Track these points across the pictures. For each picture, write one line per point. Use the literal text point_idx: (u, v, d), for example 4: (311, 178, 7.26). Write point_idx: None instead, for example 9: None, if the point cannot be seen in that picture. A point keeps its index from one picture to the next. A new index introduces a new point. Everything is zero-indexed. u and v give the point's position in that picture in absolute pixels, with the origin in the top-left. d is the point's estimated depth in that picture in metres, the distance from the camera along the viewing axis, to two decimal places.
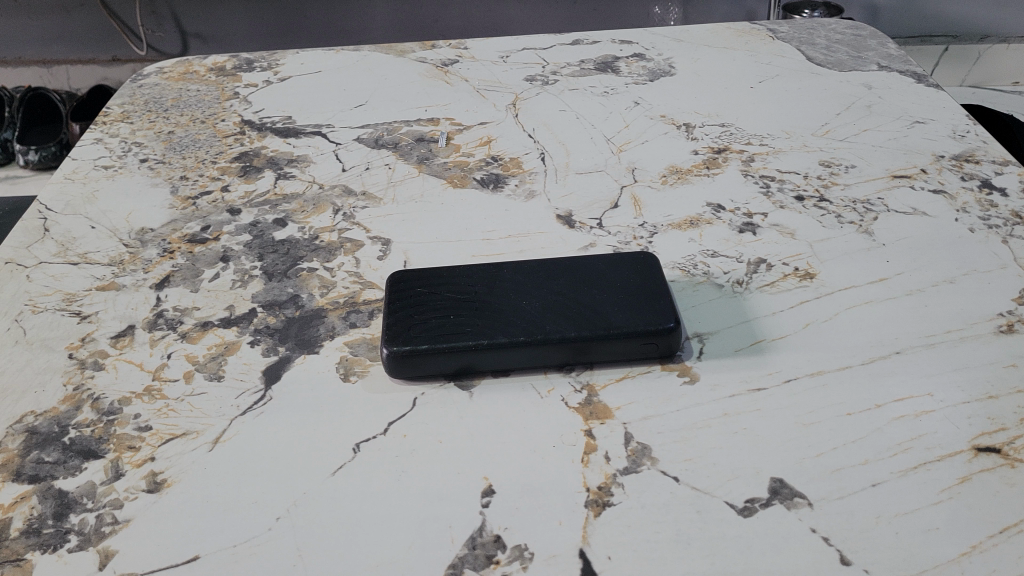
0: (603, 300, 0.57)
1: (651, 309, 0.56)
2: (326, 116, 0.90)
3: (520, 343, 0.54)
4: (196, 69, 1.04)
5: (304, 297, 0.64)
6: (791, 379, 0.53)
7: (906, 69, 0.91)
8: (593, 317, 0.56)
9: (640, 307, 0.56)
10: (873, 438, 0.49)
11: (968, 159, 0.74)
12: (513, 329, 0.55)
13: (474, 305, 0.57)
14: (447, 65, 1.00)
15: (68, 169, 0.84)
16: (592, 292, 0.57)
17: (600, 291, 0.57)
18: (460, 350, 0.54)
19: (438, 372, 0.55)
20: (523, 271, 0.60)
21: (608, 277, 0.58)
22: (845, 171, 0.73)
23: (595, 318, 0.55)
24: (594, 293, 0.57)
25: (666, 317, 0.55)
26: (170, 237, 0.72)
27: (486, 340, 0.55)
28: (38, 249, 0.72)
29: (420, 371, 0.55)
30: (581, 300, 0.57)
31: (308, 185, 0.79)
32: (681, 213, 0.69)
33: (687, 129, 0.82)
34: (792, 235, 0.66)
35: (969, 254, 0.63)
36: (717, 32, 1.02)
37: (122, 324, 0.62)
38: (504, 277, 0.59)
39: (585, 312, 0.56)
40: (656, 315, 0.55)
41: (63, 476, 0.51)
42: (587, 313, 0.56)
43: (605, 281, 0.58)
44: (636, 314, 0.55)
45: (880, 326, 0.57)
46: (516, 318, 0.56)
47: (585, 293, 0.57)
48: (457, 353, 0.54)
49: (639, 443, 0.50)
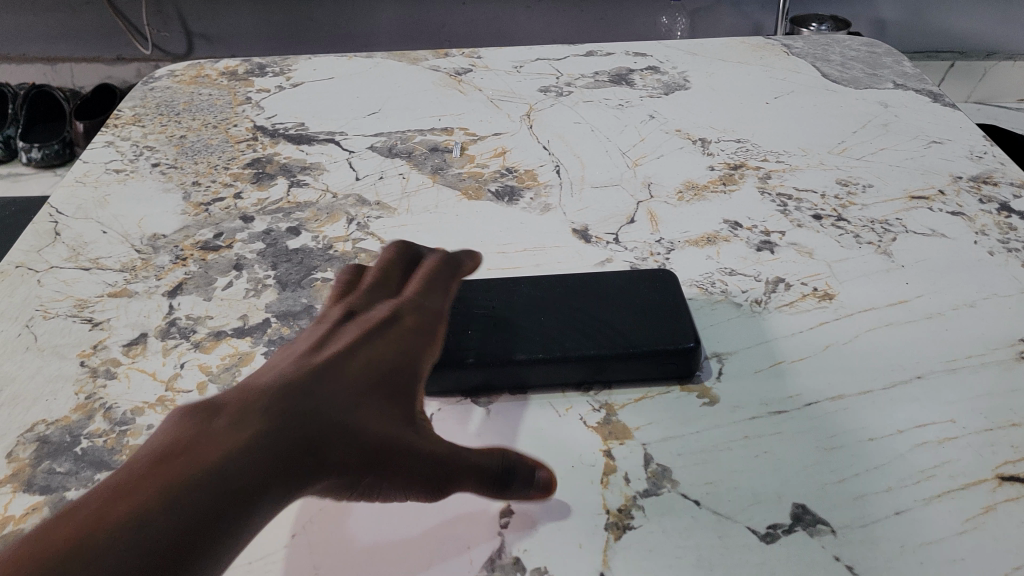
0: (624, 319, 0.56)
1: (671, 329, 0.55)
2: (338, 123, 0.90)
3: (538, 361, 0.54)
4: (208, 73, 1.04)
5: (318, 308, 0.64)
6: (811, 403, 0.53)
7: (922, 88, 0.91)
8: (612, 335, 0.55)
9: (659, 327, 0.55)
10: (896, 465, 0.49)
11: (986, 181, 0.73)
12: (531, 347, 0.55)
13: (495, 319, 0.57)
14: (461, 73, 1.00)
15: (79, 172, 0.83)
16: (614, 310, 0.57)
17: (622, 309, 0.57)
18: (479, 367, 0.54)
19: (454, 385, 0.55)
20: (547, 287, 0.59)
21: (630, 296, 0.58)
22: (863, 190, 0.73)
23: (614, 336, 0.55)
24: (615, 311, 0.57)
25: (686, 336, 0.54)
26: (183, 243, 0.72)
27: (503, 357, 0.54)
28: (49, 253, 0.71)
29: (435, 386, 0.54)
30: (603, 317, 0.56)
31: (322, 194, 0.78)
32: (698, 230, 0.69)
33: (703, 144, 0.81)
34: (810, 254, 0.65)
35: (988, 278, 0.62)
36: (732, 46, 1.02)
37: (134, 332, 0.62)
38: (525, 293, 0.59)
39: (606, 330, 0.56)
40: (674, 333, 0.55)
41: (75, 487, 0.50)
42: (607, 332, 0.55)
43: (626, 299, 0.58)
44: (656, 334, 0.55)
45: (901, 349, 0.56)
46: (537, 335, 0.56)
47: (607, 310, 0.57)
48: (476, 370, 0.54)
49: (659, 464, 0.50)
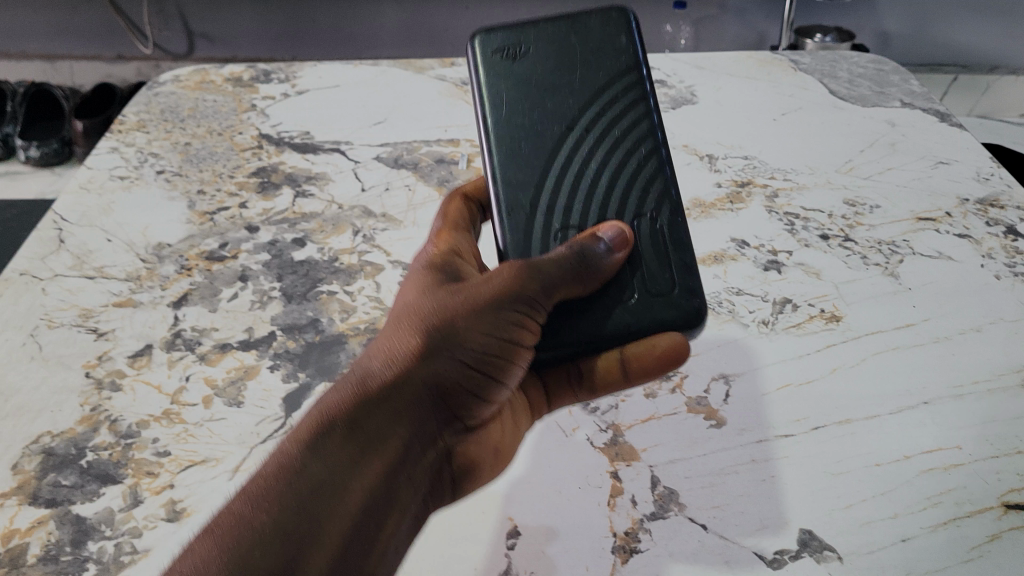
0: (561, 80, 0.55)
1: (604, 44, 0.56)
2: (344, 132, 0.90)
3: (664, 292, 0.51)
4: (213, 78, 1.03)
5: (324, 322, 0.64)
6: (819, 427, 0.53)
7: (929, 107, 0.91)
8: (601, 136, 0.55)
9: (596, 58, 0.56)
10: (903, 491, 0.49)
11: (993, 204, 0.74)
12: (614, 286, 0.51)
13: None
14: (468, 84, 0.99)
15: (84, 178, 0.83)
16: (584, 197, 0.54)
17: (560, 164, 0.54)
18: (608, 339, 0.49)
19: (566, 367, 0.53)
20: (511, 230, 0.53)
21: (507, 92, 0.55)
22: (870, 211, 0.73)
23: (605, 134, 0.55)
24: (587, 193, 0.54)
25: (635, 59, 0.56)
26: (188, 252, 0.72)
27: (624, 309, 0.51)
28: (54, 261, 0.71)
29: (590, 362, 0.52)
30: (570, 142, 0.54)
31: (327, 204, 0.78)
32: (705, 247, 0.69)
33: (710, 160, 0.81)
34: (817, 274, 0.65)
35: (995, 302, 0.62)
36: (740, 60, 1.02)
37: (139, 343, 0.62)
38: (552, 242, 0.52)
39: (589, 140, 0.54)
40: (628, 68, 0.56)
41: (80, 501, 0.51)
42: (594, 136, 0.54)
43: (537, 147, 0.54)
44: (607, 57, 0.56)
45: (909, 374, 0.56)
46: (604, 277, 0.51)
47: (564, 154, 0.54)
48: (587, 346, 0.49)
49: (666, 488, 0.50)
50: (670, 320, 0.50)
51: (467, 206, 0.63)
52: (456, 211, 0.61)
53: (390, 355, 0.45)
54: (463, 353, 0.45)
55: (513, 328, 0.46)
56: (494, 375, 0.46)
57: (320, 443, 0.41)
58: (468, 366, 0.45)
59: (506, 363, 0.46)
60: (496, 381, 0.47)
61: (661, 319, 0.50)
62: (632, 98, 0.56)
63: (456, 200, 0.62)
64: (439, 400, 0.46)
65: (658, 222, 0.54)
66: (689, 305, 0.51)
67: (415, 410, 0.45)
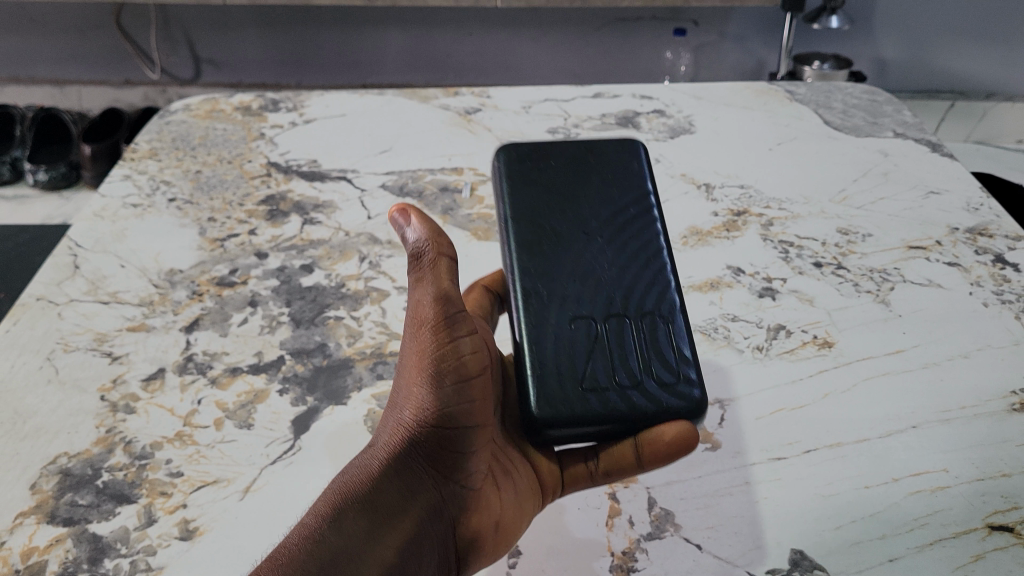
0: (576, 192, 0.56)
1: (620, 164, 0.57)
2: (351, 161, 0.92)
3: (668, 381, 0.49)
4: (223, 107, 1.06)
5: (331, 346, 0.66)
6: (811, 450, 0.54)
7: (922, 138, 0.93)
8: (612, 239, 0.54)
9: (611, 177, 0.57)
10: (891, 513, 0.50)
11: (982, 233, 0.76)
12: (621, 372, 0.49)
13: (536, 384, 0.48)
14: (471, 113, 1.02)
15: (97, 205, 0.85)
16: (594, 289, 0.52)
17: (573, 263, 0.53)
18: (616, 421, 0.48)
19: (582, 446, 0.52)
20: (525, 315, 0.51)
21: (524, 199, 0.55)
22: (862, 239, 0.75)
23: (616, 237, 0.54)
24: (597, 286, 0.52)
25: (646, 181, 0.57)
26: (199, 278, 0.74)
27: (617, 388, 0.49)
28: (69, 287, 0.73)
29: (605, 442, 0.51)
30: (584, 243, 0.53)
31: (334, 232, 0.80)
32: (702, 274, 0.70)
33: (707, 190, 0.83)
34: (810, 301, 0.67)
35: (983, 329, 0.64)
36: (737, 91, 1.04)
37: (152, 367, 0.64)
38: (554, 315, 0.51)
39: (601, 242, 0.54)
40: (641, 187, 0.57)
41: (97, 520, 0.53)
42: (605, 239, 0.54)
43: (552, 248, 0.53)
44: (621, 178, 0.57)
45: (898, 399, 0.58)
46: (612, 363, 0.49)
47: (578, 254, 0.53)
48: (597, 426, 0.48)
49: (663, 508, 0.51)
50: (674, 406, 0.48)
51: (490, 299, 0.60)
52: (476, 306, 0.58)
53: (384, 438, 0.46)
54: (427, 413, 0.45)
55: (458, 370, 0.45)
56: (463, 422, 0.45)
57: (336, 522, 0.43)
58: (437, 423, 0.45)
59: (468, 406, 0.45)
60: (471, 427, 0.46)
61: (664, 403, 0.48)
62: (642, 210, 0.56)
63: (476, 291, 0.59)
64: (433, 463, 0.46)
65: (664, 320, 0.51)
66: (692, 395, 0.49)
67: (414, 478, 0.46)
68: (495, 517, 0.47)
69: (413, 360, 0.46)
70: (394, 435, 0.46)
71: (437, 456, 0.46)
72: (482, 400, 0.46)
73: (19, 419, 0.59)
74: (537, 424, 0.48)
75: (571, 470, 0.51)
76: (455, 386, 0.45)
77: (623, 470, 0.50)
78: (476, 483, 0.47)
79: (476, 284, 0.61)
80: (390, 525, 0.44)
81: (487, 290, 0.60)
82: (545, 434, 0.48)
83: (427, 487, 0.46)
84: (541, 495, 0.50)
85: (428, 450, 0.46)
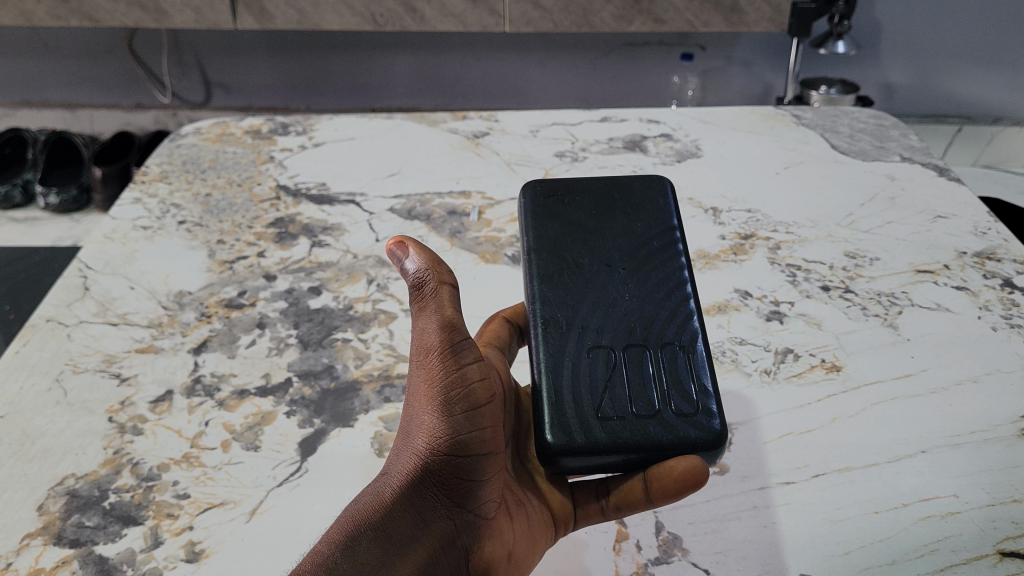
0: (600, 226, 0.55)
1: (646, 198, 0.57)
2: (359, 184, 0.93)
3: (686, 411, 0.48)
4: (233, 131, 1.06)
5: (339, 368, 0.66)
6: (819, 474, 0.54)
7: (928, 162, 0.93)
8: (634, 272, 0.54)
9: (637, 212, 0.57)
10: (901, 538, 0.50)
11: (990, 257, 0.76)
12: (639, 401, 0.48)
13: (552, 410, 0.48)
14: (479, 136, 1.02)
15: (107, 228, 0.86)
16: (615, 319, 0.51)
17: (594, 293, 0.52)
18: (633, 450, 0.47)
19: (594, 480, 0.51)
20: (545, 345, 0.50)
21: (549, 232, 0.55)
22: (870, 263, 0.75)
23: (638, 269, 0.54)
24: (618, 316, 0.51)
25: (671, 215, 0.57)
26: (208, 300, 0.74)
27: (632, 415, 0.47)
28: (79, 308, 0.73)
29: (617, 477, 0.49)
30: (607, 276, 0.53)
31: (342, 254, 0.81)
32: (709, 298, 0.70)
33: (714, 213, 0.83)
34: (818, 325, 0.67)
35: (992, 354, 0.64)
36: (744, 116, 1.05)
37: (160, 388, 0.64)
38: (572, 340, 0.50)
39: (624, 274, 0.53)
40: (667, 223, 0.56)
41: (103, 541, 0.53)
42: (628, 271, 0.54)
43: (575, 280, 0.53)
44: (647, 213, 0.57)
45: (907, 424, 0.58)
46: (630, 392, 0.48)
47: (600, 286, 0.53)
48: (611, 456, 0.47)
49: (670, 533, 0.51)
50: (693, 437, 0.47)
51: (510, 329, 0.58)
52: (494, 337, 0.56)
53: (398, 466, 0.46)
54: (441, 441, 0.44)
55: (468, 398, 0.44)
56: (475, 449, 0.45)
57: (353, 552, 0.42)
58: (450, 451, 0.44)
59: (479, 433, 0.45)
60: (483, 453, 0.45)
61: (682, 433, 0.47)
62: (666, 245, 0.55)
63: (495, 322, 0.57)
64: (447, 492, 0.45)
65: (686, 352, 0.50)
66: (711, 426, 0.48)
67: (427, 507, 0.45)
68: (508, 546, 0.47)
69: (421, 388, 0.45)
70: (409, 463, 0.45)
71: (450, 484, 0.45)
72: (492, 427, 0.45)
73: (27, 440, 0.59)
74: (551, 452, 0.47)
75: (583, 506, 0.50)
76: (466, 414, 0.44)
77: (632, 506, 0.48)
78: (488, 512, 0.47)
79: (496, 315, 0.59)
80: (404, 553, 0.44)
81: (507, 320, 0.58)
82: (558, 464, 0.47)
83: (441, 516, 0.45)
84: (553, 527, 0.50)
85: (442, 477, 0.45)
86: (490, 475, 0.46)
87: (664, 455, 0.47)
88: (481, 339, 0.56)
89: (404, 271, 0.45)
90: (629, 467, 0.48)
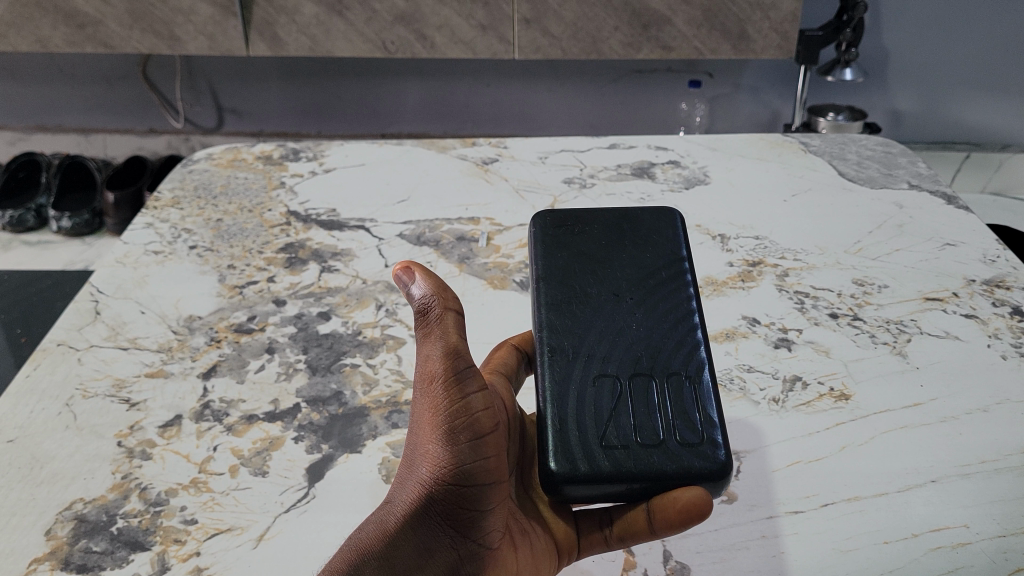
0: (609, 256, 0.56)
1: (654, 229, 0.57)
2: (369, 210, 0.93)
3: (691, 442, 0.48)
4: (245, 156, 1.07)
5: (347, 394, 0.66)
6: (827, 504, 0.54)
7: (936, 189, 0.93)
8: (642, 302, 0.54)
9: (645, 243, 0.57)
10: (911, 568, 0.50)
11: (1000, 285, 0.76)
12: (643, 431, 0.48)
13: (556, 438, 0.48)
14: (488, 163, 1.03)
15: (119, 252, 0.86)
16: (622, 348, 0.51)
17: (602, 322, 0.53)
18: (637, 480, 0.47)
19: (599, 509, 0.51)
20: (550, 373, 0.50)
21: (557, 262, 0.56)
22: (878, 291, 0.75)
23: (645, 299, 0.54)
24: (625, 346, 0.52)
25: (680, 247, 0.57)
26: (217, 325, 0.75)
27: (636, 444, 0.47)
28: (90, 332, 0.74)
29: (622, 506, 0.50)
30: (614, 305, 0.53)
31: (352, 279, 0.81)
32: (717, 325, 0.70)
33: (722, 240, 0.83)
34: (826, 352, 0.67)
35: (1003, 384, 0.64)
36: (752, 142, 1.05)
37: (169, 413, 0.64)
38: (578, 369, 0.50)
39: (631, 304, 0.53)
40: (675, 255, 0.56)
41: (110, 567, 0.53)
42: (636, 301, 0.54)
43: (583, 310, 0.53)
44: (655, 244, 0.57)
45: (917, 453, 0.57)
46: (635, 421, 0.48)
47: (607, 316, 0.53)
48: (614, 486, 0.47)
49: (678, 561, 0.51)
50: (696, 468, 0.47)
51: (518, 356, 0.58)
52: (501, 363, 0.56)
53: (403, 496, 0.46)
54: (445, 470, 0.44)
55: (472, 428, 0.44)
56: (479, 480, 0.44)
57: None
58: (454, 480, 0.44)
59: (484, 463, 0.44)
60: (488, 483, 0.45)
61: (685, 463, 0.47)
62: (673, 275, 0.55)
63: (503, 349, 0.58)
64: (451, 523, 0.45)
65: (691, 381, 0.50)
66: (715, 457, 0.47)
67: (431, 537, 0.45)
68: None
69: (426, 416, 0.44)
70: (413, 493, 0.45)
71: (454, 515, 0.45)
72: (497, 457, 0.45)
73: (37, 465, 0.60)
74: (555, 480, 0.47)
75: (586, 536, 0.50)
76: (470, 444, 0.44)
77: (636, 535, 0.49)
78: (493, 542, 0.47)
79: (504, 342, 0.59)
80: None
81: (515, 347, 0.58)
82: (563, 493, 0.47)
83: (444, 547, 0.45)
84: (557, 556, 0.50)
85: (446, 508, 0.45)
86: (494, 505, 0.45)
87: (667, 485, 0.47)
88: (487, 366, 0.56)
89: (410, 297, 0.45)
90: (633, 497, 0.48)
